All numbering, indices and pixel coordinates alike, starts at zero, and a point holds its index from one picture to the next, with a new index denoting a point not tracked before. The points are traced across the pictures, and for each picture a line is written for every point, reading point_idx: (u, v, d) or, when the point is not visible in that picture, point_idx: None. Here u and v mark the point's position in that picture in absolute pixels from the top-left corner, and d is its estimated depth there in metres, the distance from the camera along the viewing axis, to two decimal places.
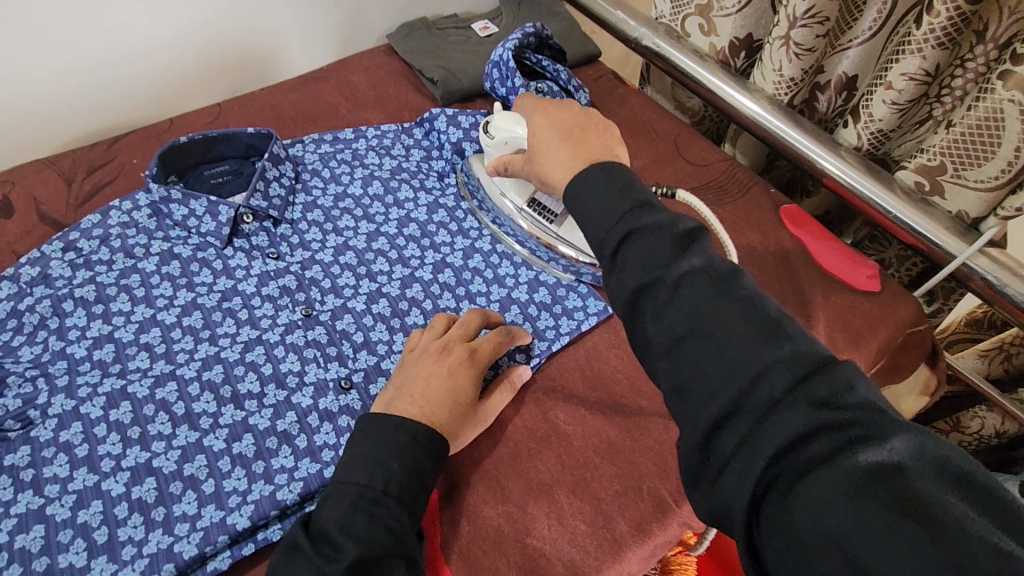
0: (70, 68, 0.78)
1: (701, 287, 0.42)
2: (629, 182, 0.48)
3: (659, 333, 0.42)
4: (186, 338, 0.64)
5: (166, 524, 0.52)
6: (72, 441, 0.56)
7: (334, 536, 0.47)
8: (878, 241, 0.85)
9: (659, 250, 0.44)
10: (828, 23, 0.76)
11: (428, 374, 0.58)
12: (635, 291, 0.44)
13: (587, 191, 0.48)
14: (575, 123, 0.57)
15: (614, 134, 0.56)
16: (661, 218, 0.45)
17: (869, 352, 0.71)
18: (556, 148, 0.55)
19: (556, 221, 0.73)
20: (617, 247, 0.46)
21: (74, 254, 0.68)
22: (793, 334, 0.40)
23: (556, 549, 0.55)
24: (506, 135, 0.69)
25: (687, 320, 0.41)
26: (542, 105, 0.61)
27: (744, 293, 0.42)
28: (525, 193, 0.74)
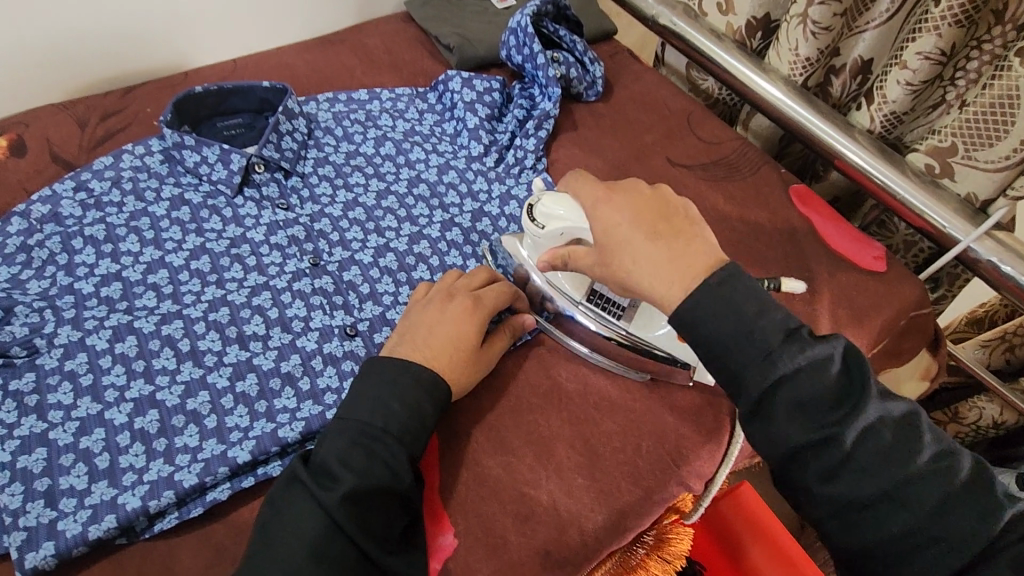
0: (89, 13, 0.77)
1: (874, 443, 0.45)
2: (761, 304, 0.47)
3: (838, 492, 0.45)
4: (194, 280, 0.64)
5: (166, 454, 0.53)
6: (76, 370, 0.56)
7: (333, 468, 0.48)
8: (886, 225, 0.86)
9: (821, 398, 0.45)
10: (846, 1, 0.76)
11: (433, 322, 0.58)
12: (798, 443, 0.45)
13: (708, 314, 0.47)
14: (655, 215, 0.51)
15: (698, 221, 0.52)
16: (816, 354, 0.45)
17: (871, 330, 0.71)
18: (642, 253, 0.50)
19: (624, 316, 0.62)
20: (768, 392, 0.45)
21: (85, 194, 0.68)
22: (996, 494, 0.45)
23: (554, 500, 0.55)
24: (559, 224, 0.59)
25: (869, 483, 0.44)
26: (605, 191, 0.54)
27: (919, 448, 0.46)
28: (582, 286, 0.62)
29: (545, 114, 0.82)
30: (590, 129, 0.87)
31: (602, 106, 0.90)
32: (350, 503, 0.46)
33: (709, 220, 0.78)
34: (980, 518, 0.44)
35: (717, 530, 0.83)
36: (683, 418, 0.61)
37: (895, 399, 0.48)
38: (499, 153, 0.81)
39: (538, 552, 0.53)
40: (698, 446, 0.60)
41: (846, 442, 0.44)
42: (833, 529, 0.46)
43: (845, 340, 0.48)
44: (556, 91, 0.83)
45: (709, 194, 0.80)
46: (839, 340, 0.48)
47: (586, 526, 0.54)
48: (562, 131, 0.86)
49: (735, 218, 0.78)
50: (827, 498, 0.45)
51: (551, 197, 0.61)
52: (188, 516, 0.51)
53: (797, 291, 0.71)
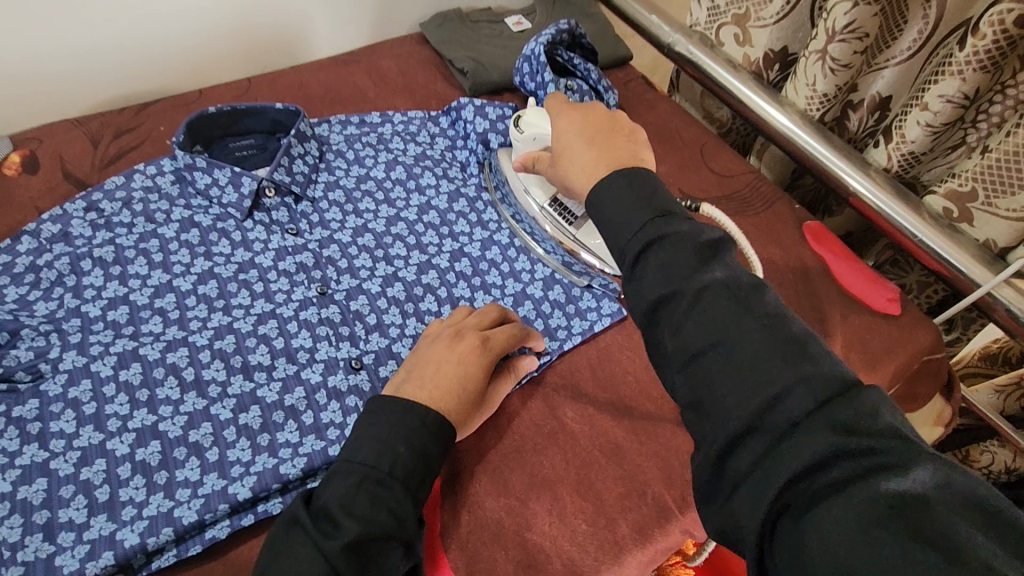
0: (105, 30, 0.78)
1: (718, 300, 0.41)
2: (651, 189, 0.47)
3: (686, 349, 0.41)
4: (201, 306, 0.64)
5: (167, 488, 0.52)
6: (80, 398, 0.56)
7: (335, 514, 0.46)
8: (900, 265, 0.85)
9: (685, 262, 0.43)
10: (867, 40, 0.75)
11: (439, 361, 0.57)
12: (655, 302, 0.43)
13: (607, 198, 0.48)
14: (601, 127, 0.55)
15: (640, 140, 0.55)
16: (685, 228, 0.44)
17: (884, 376, 0.70)
18: (578, 153, 0.54)
19: (576, 222, 0.72)
20: (637, 256, 0.45)
21: (96, 214, 0.68)
22: (816, 355, 0.38)
23: (556, 547, 0.54)
24: (535, 131, 0.71)
25: (705, 332, 0.40)
26: (566, 107, 0.59)
27: (760, 305, 0.41)
28: (546, 190, 0.74)
29: None
30: None
31: None
32: (353, 551, 0.45)
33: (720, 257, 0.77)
34: (798, 372, 0.37)
35: None
36: (691, 465, 0.60)
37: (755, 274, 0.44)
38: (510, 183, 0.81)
39: None
40: None
41: (690, 292, 0.42)
42: (680, 390, 0.42)
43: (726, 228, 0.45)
44: None
45: None
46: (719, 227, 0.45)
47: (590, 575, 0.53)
48: None
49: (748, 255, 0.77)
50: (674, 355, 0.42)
51: (535, 113, 0.72)
52: (186, 554, 0.51)
53: None
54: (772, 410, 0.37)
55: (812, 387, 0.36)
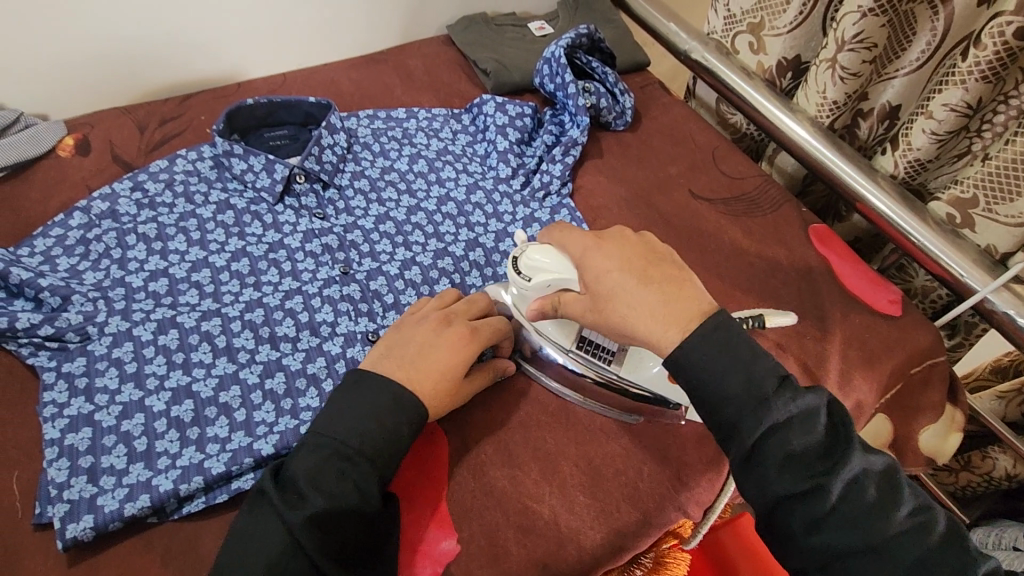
0: (155, 25, 0.83)
1: (859, 499, 0.46)
2: (752, 351, 0.49)
3: (822, 543, 0.46)
4: (234, 281, 0.69)
5: (199, 442, 0.57)
6: (122, 357, 0.61)
7: (302, 486, 0.49)
8: (905, 270, 0.86)
9: (811, 448, 0.47)
10: (876, 49, 0.77)
11: (423, 348, 0.58)
12: (786, 494, 0.46)
13: (705, 365, 0.49)
14: (647, 263, 0.54)
15: (685, 269, 0.55)
16: (804, 403, 0.48)
17: (883, 374, 0.72)
18: (638, 301, 0.52)
19: (615, 360, 0.62)
20: (759, 442, 0.47)
21: (141, 194, 0.74)
22: (971, 549, 0.46)
23: (555, 515, 0.57)
24: (545, 276, 0.58)
25: (856, 536, 0.45)
26: (595, 242, 0.56)
27: (902, 500, 0.47)
28: (571, 333, 0.62)
29: (573, 142, 0.85)
30: (616, 157, 0.90)
31: (629, 136, 0.93)
32: (315, 523, 0.48)
33: (726, 255, 0.80)
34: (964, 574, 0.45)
35: (717, 562, 0.83)
36: (688, 447, 0.63)
37: (875, 452, 0.50)
38: (525, 177, 0.85)
39: (536, 564, 0.55)
40: (699, 474, 0.62)
41: (831, 493, 0.46)
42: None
43: (829, 394, 0.50)
44: (585, 119, 0.86)
45: (729, 229, 0.82)
46: (823, 392, 0.50)
47: (582, 543, 0.56)
48: (589, 158, 0.89)
49: (753, 254, 0.80)
50: (814, 549, 0.46)
51: (537, 249, 0.60)
52: (214, 502, 0.55)
53: (811, 329, 0.73)
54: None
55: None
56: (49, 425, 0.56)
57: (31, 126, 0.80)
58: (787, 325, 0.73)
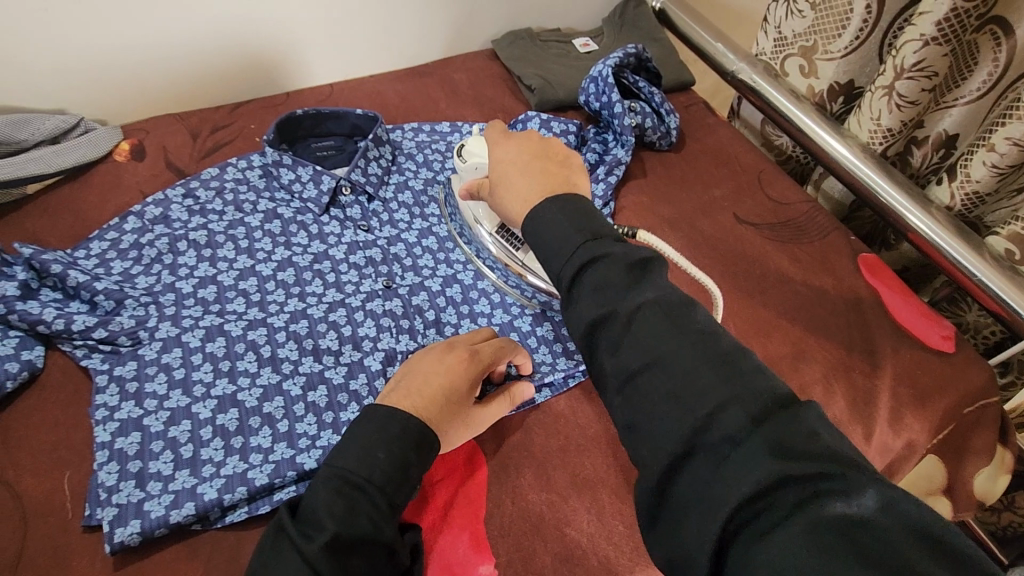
0: (211, 34, 0.85)
1: (652, 318, 0.44)
2: (591, 214, 0.51)
3: (621, 364, 0.44)
4: (279, 290, 0.70)
5: (242, 451, 0.57)
6: (171, 363, 0.62)
7: (319, 518, 0.47)
8: (957, 304, 0.84)
9: (615, 281, 0.46)
10: (936, 78, 0.75)
11: (426, 376, 0.57)
12: (591, 322, 0.45)
13: (546, 220, 0.51)
14: (536, 157, 0.60)
15: (574, 167, 0.60)
16: (618, 249, 0.48)
17: (934, 413, 0.69)
18: (514, 183, 0.58)
19: (522, 249, 0.72)
20: (574, 276, 0.48)
21: (192, 200, 0.76)
22: (744, 367, 0.41)
23: (594, 545, 0.56)
24: (477, 161, 0.73)
25: (643, 350, 0.43)
26: (503, 139, 0.63)
27: (693, 323, 0.44)
28: (492, 217, 0.74)
29: (618, 161, 0.85)
30: (658, 176, 0.89)
31: (672, 156, 0.92)
32: (335, 553, 0.45)
33: (771, 281, 0.78)
34: (737, 385, 0.40)
35: None
36: None
37: (680, 290, 0.47)
38: None
39: None
40: None
41: (625, 314, 0.44)
42: (618, 407, 0.44)
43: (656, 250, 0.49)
44: (630, 139, 0.86)
45: (774, 255, 0.81)
46: (648, 248, 0.49)
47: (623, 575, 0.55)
48: (632, 177, 0.88)
49: (799, 281, 0.78)
50: (612, 372, 0.44)
51: (478, 143, 0.74)
52: (257, 512, 0.55)
53: (858, 362, 0.71)
54: (707, 427, 0.39)
55: (746, 405, 0.39)
56: (100, 428, 0.57)
57: (91, 130, 0.82)
58: (831, 356, 0.72)
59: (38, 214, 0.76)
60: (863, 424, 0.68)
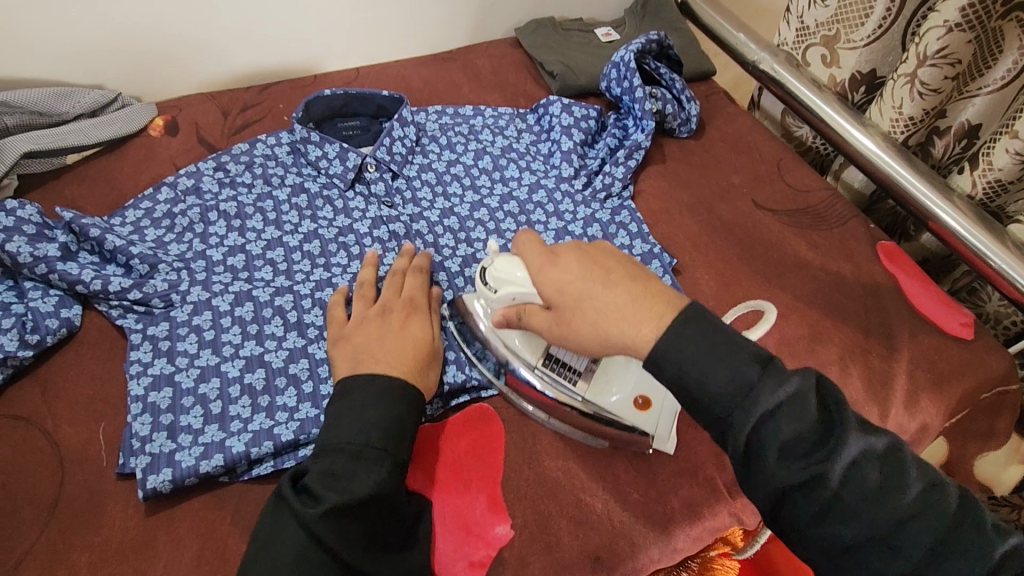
0: (244, 15, 0.87)
1: (855, 480, 0.44)
2: (734, 343, 0.46)
3: (827, 530, 0.44)
4: (305, 260, 0.72)
5: (269, 409, 0.59)
6: (202, 325, 0.64)
7: (316, 488, 0.48)
8: (977, 293, 0.85)
9: (805, 431, 0.44)
10: (960, 66, 0.76)
11: (380, 336, 0.59)
12: (788, 483, 0.44)
13: (693, 354, 0.46)
14: (610, 266, 0.51)
15: (648, 271, 0.52)
16: (793, 387, 0.44)
17: (952, 398, 0.69)
18: (607, 308, 0.49)
19: (581, 380, 0.60)
20: (755, 432, 0.44)
21: (222, 173, 0.78)
22: (969, 524, 0.44)
23: (609, 510, 0.58)
24: (512, 290, 0.57)
25: (862, 523, 0.44)
26: (552, 256, 0.53)
27: (896, 475, 0.44)
28: (538, 350, 0.61)
29: (637, 146, 0.85)
30: (679, 163, 0.90)
31: (692, 143, 0.93)
32: (333, 520, 0.47)
33: (790, 267, 0.79)
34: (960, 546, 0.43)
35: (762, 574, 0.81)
36: None
37: (868, 429, 0.46)
38: (588, 177, 0.85)
39: (590, 556, 0.55)
40: None
41: (831, 484, 0.43)
42: (826, 568, 0.46)
43: (817, 372, 0.46)
44: (650, 124, 0.86)
45: (793, 241, 0.81)
46: (811, 371, 0.46)
47: (637, 538, 0.56)
48: (652, 163, 0.89)
49: (818, 267, 0.79)
50: (817, 536, 0.45)
51: (500, 261, 0.58)
52: (282, 467, 0.57)
53: (876, 347, 0.71)
54: None
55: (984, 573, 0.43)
56: (134, 382, 0.60)
57: (128, 106, 0.85)
58: (849, 340, 0.72)
59: (76, 183, 0.79)
60: (881, 407, 0.68)
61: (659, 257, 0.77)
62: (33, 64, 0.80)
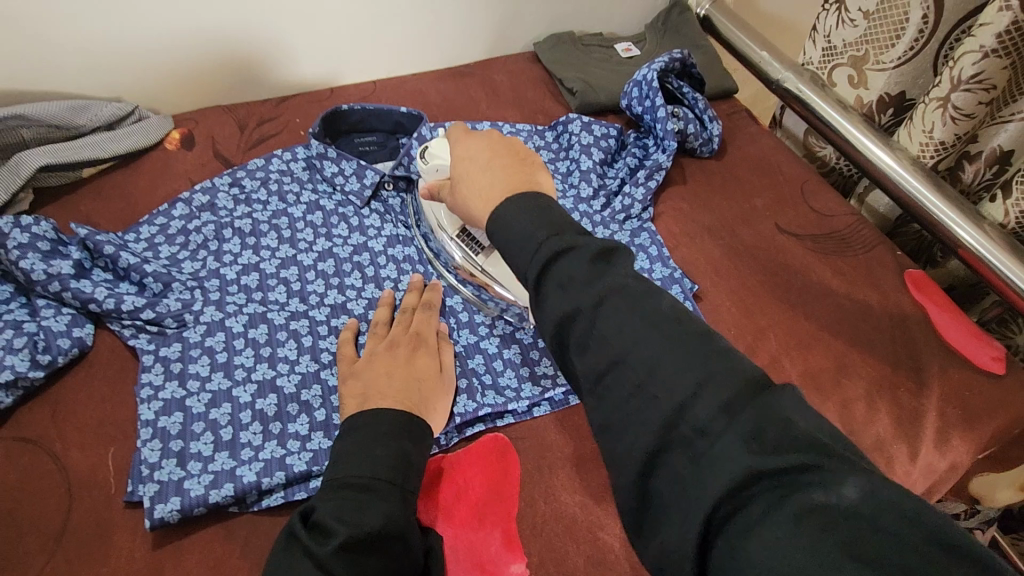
0: (263, 30, 0.87)
1: (619, 313, 0.42)
2: (552, 209, 0.49)
3: (590, 365, 0.42)
4: (319, 281, 0.71)
5: (280, 437, 0.58)
6: (214, 347, 0.63)
7: (326, 523, 0.46)
8: (1008, 325, 0.82)
9: (583, 276, 0.44)
10: (994, 91, 0.73)
11: (389, 372, 0.58)
12: (559, 322, 0.43)
13: (514, 213, 0.49)
14: (496, 153, 0.58)
15: (533, 165, 0.58)
16: (578, 241, 0.46)
17: (983, 436, 0.67)
18: (478, 184, 0.57)
19: (483, 253, 0.69)
20: (538, 275, 0.45)
21: (238, 189, 0.77)
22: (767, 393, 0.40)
23: (627, 551, 0.56)
24: (438, 162, 0.68)
25: (613, 346, 0.41)
26: (462, 143, 0.62)
27: (659, 306, 0.43)
28: (454, 221, 0.71)
29: (658, 167, 0.84)
30: (698, 184, 0.88)
31: (713, 163, 0.91)
32: (346, 554, 0.44)
33: (812, 294, 0.76)
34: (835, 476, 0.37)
35: None
36: None
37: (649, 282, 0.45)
38: (606, 198, 0.84)
39: None
40: None
41: (589, 308, 0.42)
42: (591, 409, 0.42)
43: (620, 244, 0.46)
44: (672, 144, 0.84)
45: (816, 267, 0.79)
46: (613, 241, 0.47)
47: None
48: (672, 183, 0.88)
49: (842, 295, 0.76)
50: (583, 373, 0.42)
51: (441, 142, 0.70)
52: (292, 498, 0.56)
53: (903, 380, 0.69)
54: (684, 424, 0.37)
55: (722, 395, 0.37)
56: (145, 406, 0.59)
57: (144, 119, 0.84)
58: (874, 371, 0.70)
59: (91, 197, 0.79)
60: (907, 442, 0.66)
61: (680, 282, 0.76)
62: (54, 75, 0.79)
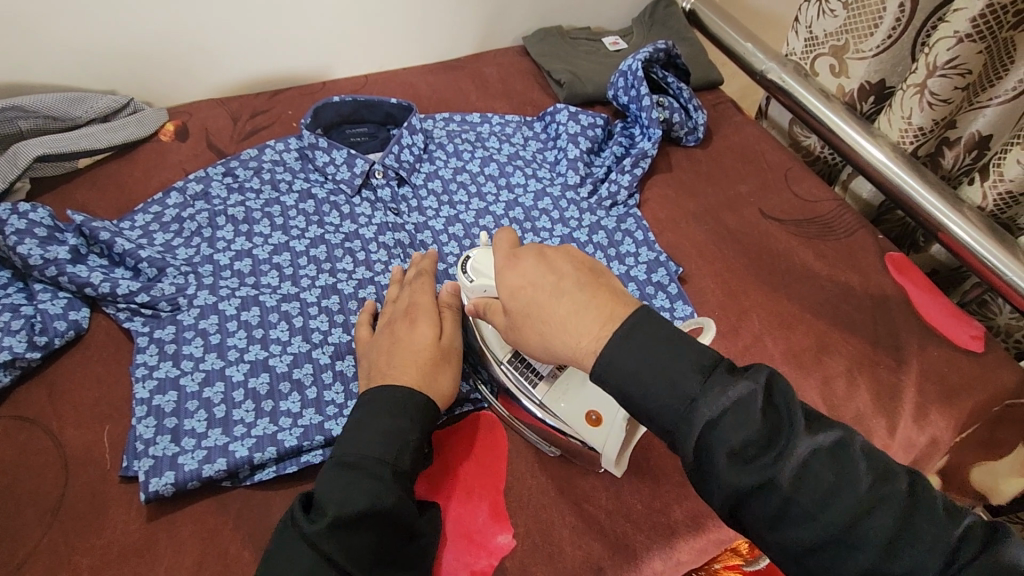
0: (255, 24, 0.89)
1: (810, 479, 0.40)
2: (673, 344, 0.42)
3: (792, 538, 0.40)
4: (311, 265, 0.72)
5: (272, 414, 0.59)
6: (208, 329, 0.64)
7: (321, 501, 0.48)
8: (987, 306, 0.83)
9: (752, 435, 0.40)
10: (970, 76, 0.75)
11: (390, 349, 0.59)
12: (738, 493, 0.40)
13: (629, 366, 0.42)
14: (565, 271, 0.48)
15: (603, 271, 0.49)
16: (737, 392, 0.41)
17: (961, 411, 0.68)
18: (556, 316, 0.46)
19: (543, 382, 0.59)
20: (701, 444, 0.41)
21: (231, 178, 0.79)
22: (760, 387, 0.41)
23: (612, 519, 0.57)
24: (485, 280, 0.58)
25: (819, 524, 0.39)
26: (509, 260, 0.51)
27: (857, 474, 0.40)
28: (505, 345, 0.60)
29: (643, 154, 0.85)
30: (685, 172, 0.90)
31: (699, 152, 0.93)
32: (336, 531, 0.46)
33: (795, 277, 0.78)
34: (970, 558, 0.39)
35: None
36: None
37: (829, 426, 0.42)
38: (593, 186, 0.85)
39: (591, 566, 0.55)
40: None
41: (782, 485, 0.39)
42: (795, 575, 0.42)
43: (771, 369, 0.42)
44: (656, 132, 0.86)
45: (800, 251, 0.81)
46: (763, 369, 0.42)
47: (638, 550, 0.56)
48: (658, 171, 0.89)
49: (825, 277, 0.78)
50: (778, 546, 0.41)
51: (484, 253, 0.61)
52: (284, 472, 0.57)
53: (884, 359, 0.71)
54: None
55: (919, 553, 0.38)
56: (140, 385, 0.60)
57: (139, 111, 0.86)
58: (857, 351, 0.71)
59: (86, 187, 0.80)
60: (887, 419, 0.67)
61: (665, 266, 0.77)
62: (49, 68, 0.81)
